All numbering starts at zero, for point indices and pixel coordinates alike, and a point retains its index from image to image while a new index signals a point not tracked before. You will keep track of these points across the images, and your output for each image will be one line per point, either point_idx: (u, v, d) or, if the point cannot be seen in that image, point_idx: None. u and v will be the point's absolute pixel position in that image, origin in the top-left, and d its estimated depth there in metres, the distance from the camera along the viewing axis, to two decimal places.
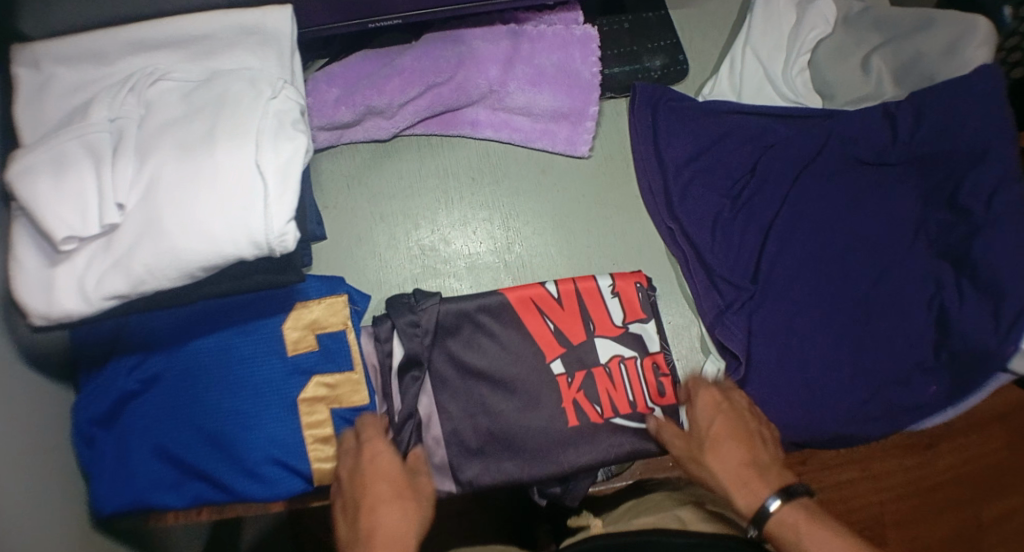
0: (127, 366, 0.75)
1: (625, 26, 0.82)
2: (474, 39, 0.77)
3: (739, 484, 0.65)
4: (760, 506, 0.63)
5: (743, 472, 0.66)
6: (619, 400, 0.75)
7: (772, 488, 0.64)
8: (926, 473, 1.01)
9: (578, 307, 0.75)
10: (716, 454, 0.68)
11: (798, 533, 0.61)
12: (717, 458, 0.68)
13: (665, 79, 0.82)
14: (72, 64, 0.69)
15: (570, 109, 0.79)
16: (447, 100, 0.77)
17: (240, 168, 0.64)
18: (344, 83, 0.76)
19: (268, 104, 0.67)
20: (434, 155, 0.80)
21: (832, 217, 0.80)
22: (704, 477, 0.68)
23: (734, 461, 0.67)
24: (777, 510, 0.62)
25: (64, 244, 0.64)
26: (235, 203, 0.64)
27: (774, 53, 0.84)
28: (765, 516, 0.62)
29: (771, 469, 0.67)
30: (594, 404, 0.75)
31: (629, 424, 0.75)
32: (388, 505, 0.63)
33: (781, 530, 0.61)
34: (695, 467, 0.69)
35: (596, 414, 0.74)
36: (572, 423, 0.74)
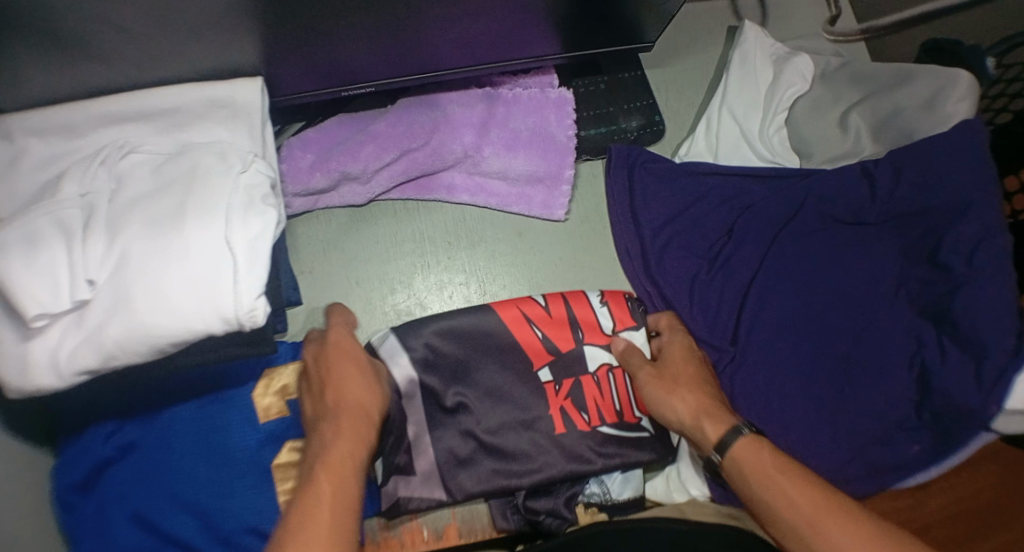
0: (102, 434, 0.73)
1: (602, 87, 0.82)
2: (448, 103, 0.77)
3: (703, 417, 0.65)
4: (723, 436, 0.62)
5: (710, 407, 0.65)
6: (607, 409, 0.73)
7: (730, 424, 0.63)
8: (923, 520, 0.99)
9: (566, 316, 0.74)
10: (670, 391, 0.68)
11: (759, 459, 0.60)
12: (686, 391, 0.67)
13: (641, 140, 0.82)
14: (45, 136, 0.69)
15: (546, 172, 0.79)
16: (422, 165, 0.77)
17: (209, 242, 0.64)
18: (318, 149, 0.76)
19: (237, 178, 0.67)
20: (410, 220, 0.80)
21: (813, 275, 0.80)
22: (667, 407, 0.67)
23: (700, 395, 0.67)
24: (742, 438, 0.62)
25: (34, 321, 0.63)
26: (204, 279, 0.63)
27: (751, 111, 0.84)
28: (728, 444, 0.62)
29: (720, 406, 0.66)
30: (582, 412, 0.73)
31: (619, 433, 0.73)
32: (355, 384, 0.62)
33: (743, 456, 0.61)
34: (662, 392, 0.68)
35: (585, 422, 0.72)
36: (559, 430, 0.72)
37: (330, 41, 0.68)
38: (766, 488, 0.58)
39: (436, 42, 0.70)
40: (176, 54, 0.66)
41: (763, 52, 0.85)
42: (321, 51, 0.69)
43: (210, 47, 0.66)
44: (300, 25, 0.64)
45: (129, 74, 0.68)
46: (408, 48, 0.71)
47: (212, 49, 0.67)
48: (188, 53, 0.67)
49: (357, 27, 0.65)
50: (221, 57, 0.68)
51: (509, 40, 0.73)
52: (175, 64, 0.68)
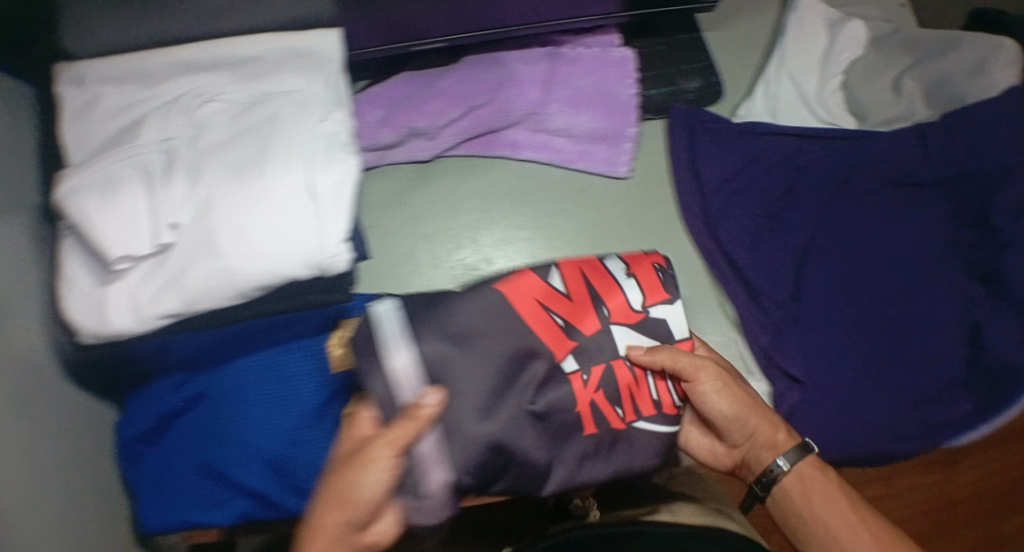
0: (167, 387, 0.73)
1: (658, 48, 0.82)
2: (513, 61, 0.78)
3: (773, 436, 0.66)
4: (790, 451, 0.65)
5: (777, 425, 0.66)
6: (644, 400, 0.60)
7: (794, 441, 0.66)
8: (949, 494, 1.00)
9: (603, 292, 0.69)
10: (744, 401, 0.66)
11: (822, 481, 0.64)
12: (757, 408, 0.66)
13: (702, 100, 0.82)
14: (117, 82, 0.68)
15: (609, 130, 0.79)
16: (488, 121, 0.77)
17: (292, 188, 0.64)
18: (386, 104, 0.77)
19: (318, 127, 0.67)
20: (476, 176, 0.79)
21: (863, 235, 0.81)
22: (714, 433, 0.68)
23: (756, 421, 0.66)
24: (812, 455, 0.66)
25: (118, 263, 0.63)
26: (290, 227, 0.64)
27: (806, 74, 0.84)
28: (798, 457, 0.65)
29: (776, 418, 0.68)
30: (616, 407, 0.59)
31: (654, 427, 0.60)
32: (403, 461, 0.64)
33: (806, 481, 0.65)
34: (735, 406, 0.65)
35: (618, 420, 0.58)
36: (589, 429, 0.57)
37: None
38: (827, 508, 0.63)
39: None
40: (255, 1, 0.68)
41: (818, 18, 0.86)
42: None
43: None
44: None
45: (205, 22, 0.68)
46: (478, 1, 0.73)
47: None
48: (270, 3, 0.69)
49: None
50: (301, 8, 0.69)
51: None
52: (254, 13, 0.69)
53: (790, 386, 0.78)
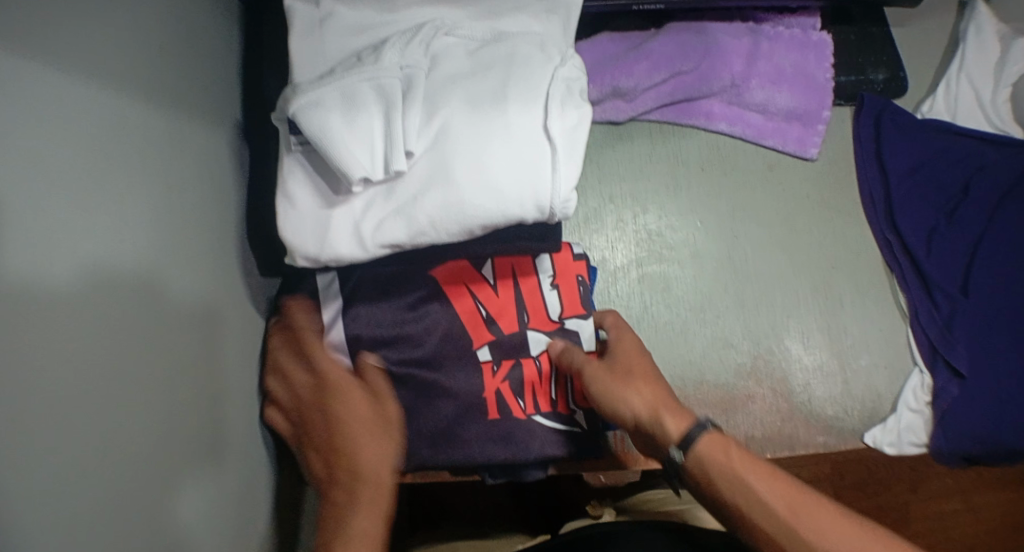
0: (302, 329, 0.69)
1: (852, 38, 0.83)
2: (718, 32, 0.78)
3: (660, 420, 0.63)
4: (686, 434, 0.62)
5: (662, 405, 0.64)
6: (543, 396, 0.70)
7: (686, 424, 0.63)
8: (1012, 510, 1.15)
9: (514, 298, 0.70)
10: (625, 383, 0.65)
11: (723, 457, 0.62)
12: (636, 387, 0.65)
13: (887, 92, 0.83)
14: (356, 5, 0.67)
15: (804, 110, 0.79)
16: (689, 88, 0.77)
17: (533, 127, 0.64)
18: (593, 61, 0.76)
19: (557, 70, 0.67)
20: (665, 143, 0.80)
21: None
22: (634, 398, 0.64)
23: (655, 388, 0.65)
24: (704, 436, 0.62)
25: (352, 186, 0.62)
26: (525, 166, 0.64)
27: (983, 80, 0.86)
28: (693, 439, 0.62)
29: (674, 399, 0.65)
30: (517, 398, 0.70)
31: (551, 423, 0.70)
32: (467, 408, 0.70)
33: (705, 451, 0.62)
34: (615, 385, 0.65)
35: (518, 408, 0.69)
36: (492, 415, 0.68)
37: None
38: (734, 489, 0.61)
39: None
40: None
41: (992, 28, 0.87)
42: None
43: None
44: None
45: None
46: None
47: None
48: None
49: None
50: None
51: None
52: None
53: (950, 380, 0.76)
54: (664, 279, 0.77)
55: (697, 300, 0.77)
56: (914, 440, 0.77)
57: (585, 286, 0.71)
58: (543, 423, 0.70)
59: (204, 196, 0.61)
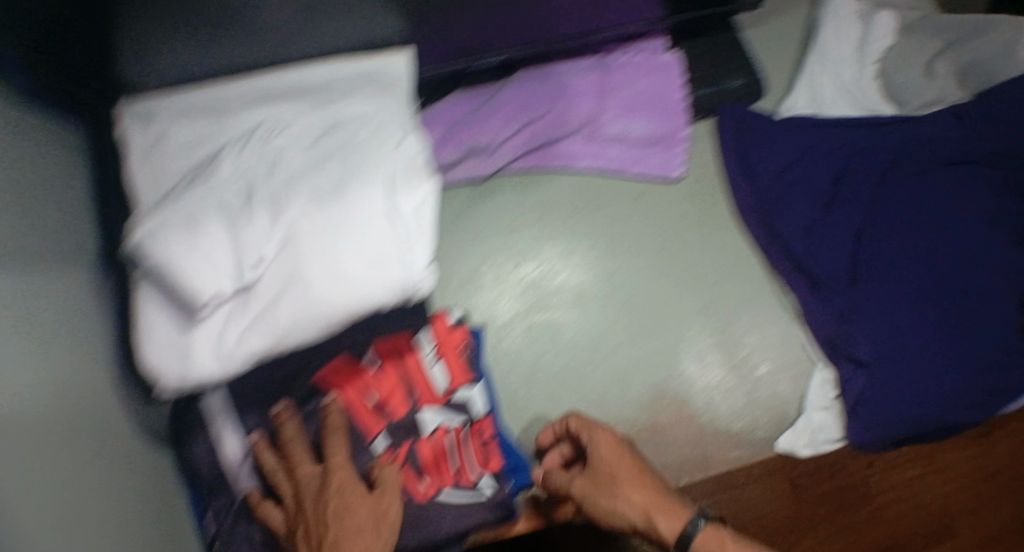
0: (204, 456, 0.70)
1: (702, 50, 0.84)
2: (564, 74, 0.79)
3: (655, 523, 0.64)
4: (684, 532, 0.63)
5: (654, 506, 0.64)
6: (445, 471, 0.71)
7: (682, 522, 0.63)
8: None
9: (400, 377, 0.72)
10: (613, 495, 0.65)
11: (722, 548, 0.62)
12: (627, 493, 0.64)
13: (746, 99, 0.84)
14: (189, 119, 0.68)
15: (662, 134, 0.80)
16: (541, 135, 0.78)
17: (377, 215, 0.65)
18: (444, 124, 0.77)
19: (394, 151, 0.68)
20: (534, 190, 0.81)
21: (913, 218, 0.83)
22: (629, 506, 0.64)
23: (647, 489, 0.65)
24: (700, 531, 0.63)
25: (204, 306, 0.63)
26: (376, 254, 0.65)
27: (846, 65, 0.85)
28: (689, 537, 0.62)
29: (668, 494, 0.65)
30: (419, 477, 0.70)
31: (456, 497, 0.70)
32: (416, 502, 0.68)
33: (708, 550, 0.62)
34: (603, 499, 0.65)
35: (420, 488, 0.69)
36: None
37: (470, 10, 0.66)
38: None
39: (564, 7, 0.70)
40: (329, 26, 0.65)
41: (851, 10, 0.86)
42: (458, 21, 0.68)
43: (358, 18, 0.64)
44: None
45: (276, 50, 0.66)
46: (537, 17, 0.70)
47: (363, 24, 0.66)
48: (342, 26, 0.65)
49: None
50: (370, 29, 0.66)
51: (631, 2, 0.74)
52: (327, 36, 0.66)
53: (854, 372, 0.79)
54: (551, 326, 0.79)
55: (593, 336, 0.79)
56: (828, 437, 0.80)
57: (468, 353, 0.74)
58: (448, 499, 0.70)
59: (91, 354, 0.61)
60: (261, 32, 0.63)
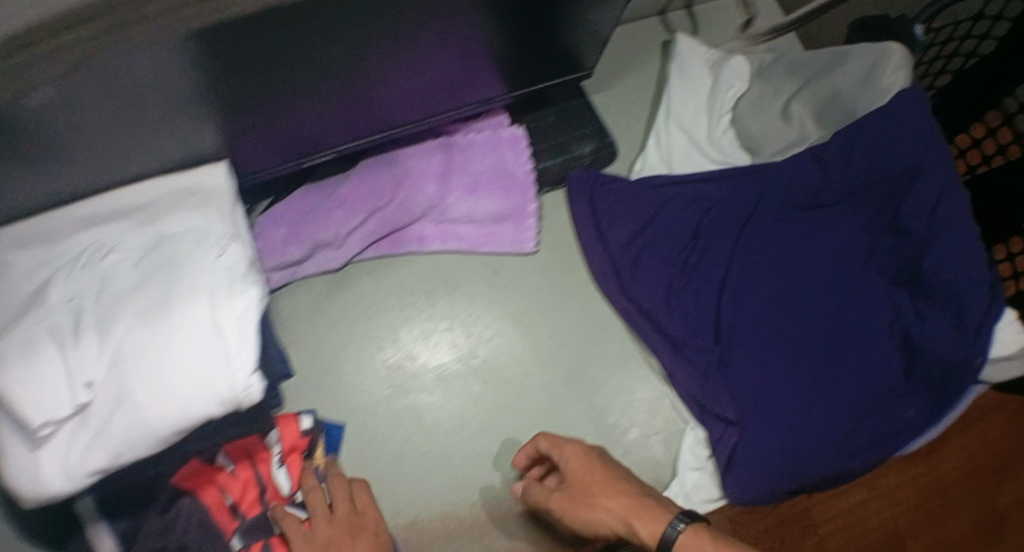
0: None
1: (551, 119, 0.85)
2: (407, 158, 0.80)
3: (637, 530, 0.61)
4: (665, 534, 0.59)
5: (633, 511, 0.62)
6: None
7: (666, 522, 0.60)
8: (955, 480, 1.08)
9: (253, 482, 0.74)
10: (591, 506, 0.64)
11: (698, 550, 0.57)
12: (601, 501, 0.64)
13: (598, 163, 0.84)
14: (20, 246, 0.68)
15: (510, 209, 0.81)
16: (390, 222, 0.79)
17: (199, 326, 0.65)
18: (289, 222, 0.78)
19: (214, 262, 0.69)
20: (388, 275, 0.81)
21: (779, 266, 0.82)
22: (610, 518, 0.63)
23: (622, 496, 0.63)
24: (681, 535, 0.58)
25: (42, 429, 0.63)
26: (201, 364, 0.65)
27: (695, 117, 0.85)
28: (668, 541, 0.58)
29: (648, 498, 0.62)
30: None
31: None
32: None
33: None
34: (582, 512, 0.64)
35: None
36: None
37: (290, 103, 0.69)
38: None
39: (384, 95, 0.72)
40: (144, 136, 0.65)
41: (699, 60, 0.86)
42: (283, 123, 0.72)
43: (179, 135, 0.67)
44: (278, 106, 0.68)
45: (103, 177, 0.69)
46: (359, 106, 0.73)
47: (178, 134, 0.67)
48: (153, 139, 0.66)
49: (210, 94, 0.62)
50: (184, 146, 0.69)
51: (458, 85, 0.77)
52: (133, 157, 0.67)
53: (726, 429, 0.78)
54: (415, 409, 0.79)
55: (462, 415, 0.79)
56: (708, 496, 0.78)
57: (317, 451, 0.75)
58: None
59: None
60: (68, 156, 0.63)
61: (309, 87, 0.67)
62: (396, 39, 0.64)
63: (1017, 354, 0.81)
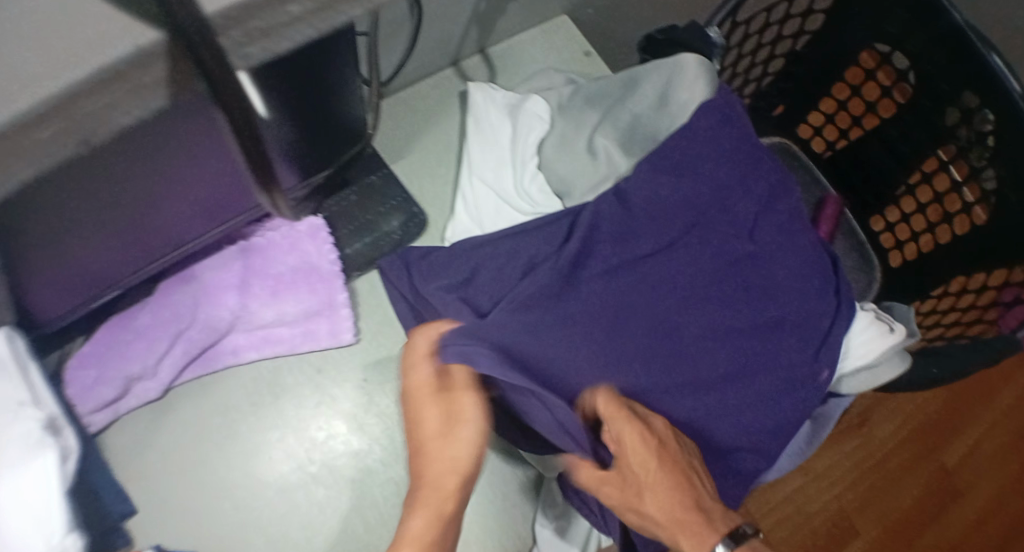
0: None
1: (353, 198, 0.81)
2: (203, 272, 0.78)
3: (680, 533, 0.62)
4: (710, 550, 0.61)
5: (687, 510, 0.63)
6: None
7: (717, 534, 0.62)
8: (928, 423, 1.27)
9: None
10: (637, 503, 0.64)
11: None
12: (652, 498, 0.64)
13: (408, 236, 0.81)
14: None
15: (319, 304, 0.79)
16: (197, 341, 0.78)
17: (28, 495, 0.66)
18: (97, 362, 0.77)
19: (9, 431, 0.67)
20: (209, 395, 0.78)
21: (617, 316, 0.72)
22: (457, 451, 0.60)
23: (670, 504, 0.63)
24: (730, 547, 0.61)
25: None
26: (20, 534, 0.66)
27: (499, 170, 0.82)
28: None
29: (693, 502, 0.63)
30: None
31: None
32: (426, 527, 0.58)
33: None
34: (629, 505, 0.64)
35: None
36: None
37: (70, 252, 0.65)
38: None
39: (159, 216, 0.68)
40: None
41: (496, 107, 0.84)
42: (69, 269, 0.67)
43: None
44: (61, 255, 0.64)
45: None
46: (142, 235, 0.70)
47: None
48: None
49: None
50: None
51: (245, 185, 0.72)
52: None
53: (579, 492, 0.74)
54: (262, 527, 0.75)
55: (316, 525, 0.76)
56: None
57: None
58: None
59: None
60: None
61: (83, 232, 0.62)
62: (163, 170, 0.62)
63: (875, 361, 0.78)
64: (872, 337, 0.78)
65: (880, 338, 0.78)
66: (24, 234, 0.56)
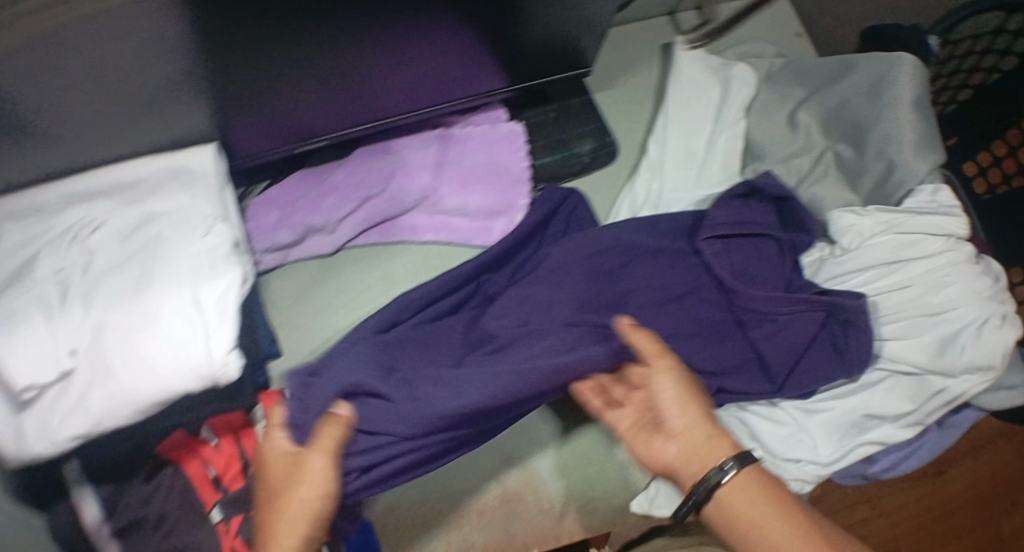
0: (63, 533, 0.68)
1: (551, 115, 0.86)
2: (403, 148, 0.81)
3: (708, 440, 0.63)
4: (733, 457, 0.61)
5: (704, 426, 0.63)
6: None
7: (737, 449, 0.62)
8: (1000, 489, 1.27)
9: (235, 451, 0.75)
10: (680, 408, 0.65)
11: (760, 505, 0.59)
12: (688, 410, 0.64)
13: (596, 162, 0.85)
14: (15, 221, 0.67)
15: (501, 205, 0.81)
16: (383, 211, 0.80)
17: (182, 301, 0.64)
18: (282, 205, 0.78)
19: (199, 242, 0.68)
20: (378, 264, 0.82)
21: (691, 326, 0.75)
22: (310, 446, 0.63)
23: (694, 423, 0.64)
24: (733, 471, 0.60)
25: (24, 393, 0.62)
26: (174, 339, 0.64)
27: (697, 123, 0.84)
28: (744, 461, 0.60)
29: (716, 420, 0.65)
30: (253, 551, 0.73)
31: None
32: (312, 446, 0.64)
33: (750, 494, 0.60)
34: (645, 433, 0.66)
35: None
36: None
37: (290, 81, 0.68)
38: (760, 510, 0.59)
39: (375, 71, 0.70)
40: (162, 106, 0.65)
41: (699, 65, 0.85)
42: (277, 115, 0.72)
43: (182, 112, 0.67)
44: (278, 88, 0.68)
45: (80, 155, 0.67)
46: (355, 93, 0.73)
47: (182, 108, 0.67)
48: (162, 110, 0.66)
49: (229, 41, 0.59)
50: (187, 124, 0.69)
51: (451, 71, 0.75)
52: (150, 125, 0.67)
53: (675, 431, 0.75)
54: None
55: None
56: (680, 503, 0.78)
57: None
58: None
59: None
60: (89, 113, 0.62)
61: (312, 59, 0.65)
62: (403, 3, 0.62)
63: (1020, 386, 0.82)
64: (995, 340, 0.73)
65: (996, 343, 0.73)
66: (268, 35, 0.60)
